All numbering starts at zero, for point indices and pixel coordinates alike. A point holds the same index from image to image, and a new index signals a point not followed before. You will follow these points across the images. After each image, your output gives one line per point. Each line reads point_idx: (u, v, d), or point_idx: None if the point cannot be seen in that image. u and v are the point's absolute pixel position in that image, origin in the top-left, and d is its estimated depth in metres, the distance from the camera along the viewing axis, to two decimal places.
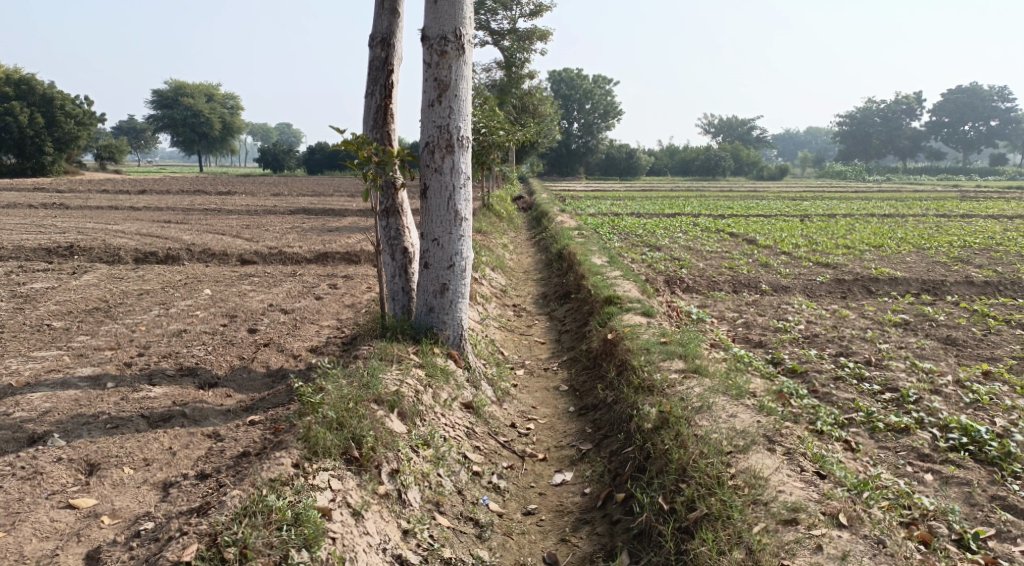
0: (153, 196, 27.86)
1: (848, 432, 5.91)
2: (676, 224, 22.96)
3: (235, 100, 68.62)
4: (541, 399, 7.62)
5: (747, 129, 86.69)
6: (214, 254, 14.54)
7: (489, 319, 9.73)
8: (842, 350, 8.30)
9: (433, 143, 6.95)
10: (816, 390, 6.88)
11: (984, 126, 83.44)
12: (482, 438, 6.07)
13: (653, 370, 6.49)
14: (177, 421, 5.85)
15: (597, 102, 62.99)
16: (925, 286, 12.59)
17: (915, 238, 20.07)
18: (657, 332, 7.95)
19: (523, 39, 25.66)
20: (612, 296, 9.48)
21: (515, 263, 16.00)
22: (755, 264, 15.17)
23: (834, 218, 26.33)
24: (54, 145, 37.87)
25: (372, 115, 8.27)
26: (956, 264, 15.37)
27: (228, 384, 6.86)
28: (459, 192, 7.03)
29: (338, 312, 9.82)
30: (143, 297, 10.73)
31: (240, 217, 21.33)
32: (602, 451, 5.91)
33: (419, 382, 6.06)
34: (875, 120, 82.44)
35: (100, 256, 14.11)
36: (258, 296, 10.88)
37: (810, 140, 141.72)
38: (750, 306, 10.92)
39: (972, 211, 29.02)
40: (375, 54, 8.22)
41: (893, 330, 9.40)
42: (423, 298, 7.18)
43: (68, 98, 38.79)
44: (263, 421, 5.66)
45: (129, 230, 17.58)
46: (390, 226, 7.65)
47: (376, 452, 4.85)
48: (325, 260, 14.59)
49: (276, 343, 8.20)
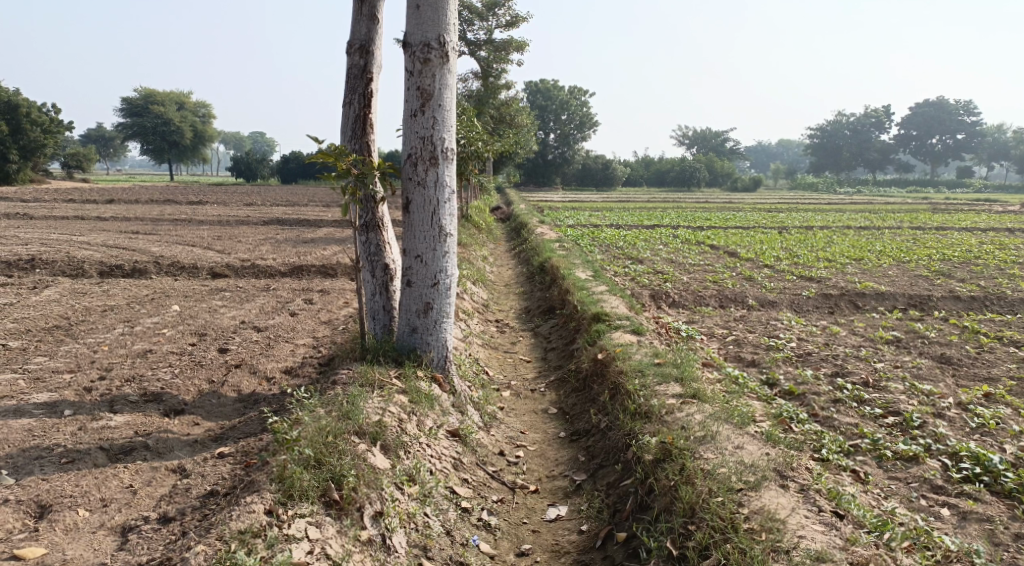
0: (121, 206, 27.04)
1: (855, 461, 5.64)
2: (656, 236, 22.75)
3: (207, 109, 67.59)
4: (530, 423, 7.25)
5: (720, 141, 87.45)
6: (183, 267, 13.98)
7: (472, 337, 9.34)
8: (838, 370, 8.05)
9: (416, 154, 6.59)
10: (817, 413, 6.60)
11: (951, 139, 85.08)
12: (470, 470, 5.70)
13: (649, 396, 6.15)
14: (139, 453, 5.40)
15: (573, 113, 63.08)
16: (911, 301, 12.46)
17: (894, 251, 20.07)
18: (650, 352, 7.63)
19: (499, 50, 25.62)
20: (599, 313, 9.16)
21: (495, 276, 15.63)
22: (739, 278, 14.97)
23: (811, 230, 26.40)
24: (20, 153, 36.82)
25: (350, 126, 7.88)
26: (937, 278, 15.34)
27: (196, 411, 6.40)
28: (443, 207, 6.68)
29: (314, 329, 9.37)
30: (107, 314, 10.19)
31: (211, 228, 20.71)
32: (599, 483, 5.57)
33: (402, 411, 5.67)
34: (846, 133, 83.71)
35: (63, 270, 13.49)
36: (230, 312, 10.39)
37: (782, 152, 143.70)
38: (739, 322, 10.67)
39: (945, 224, 29.29)
40: (354, 62, 7.85)
41: (886, 348, 9.20)
42: (405, 318, 6.79)
43: (34, 106, 37.78)
44: (233, 454, 5.24)
45: (94, 242, 16.90)
46: (369, 242, 7.26)
47: (358, 492, 4.45)
48: (300, 273, 14.11)
49: (248, 364, 7.75)
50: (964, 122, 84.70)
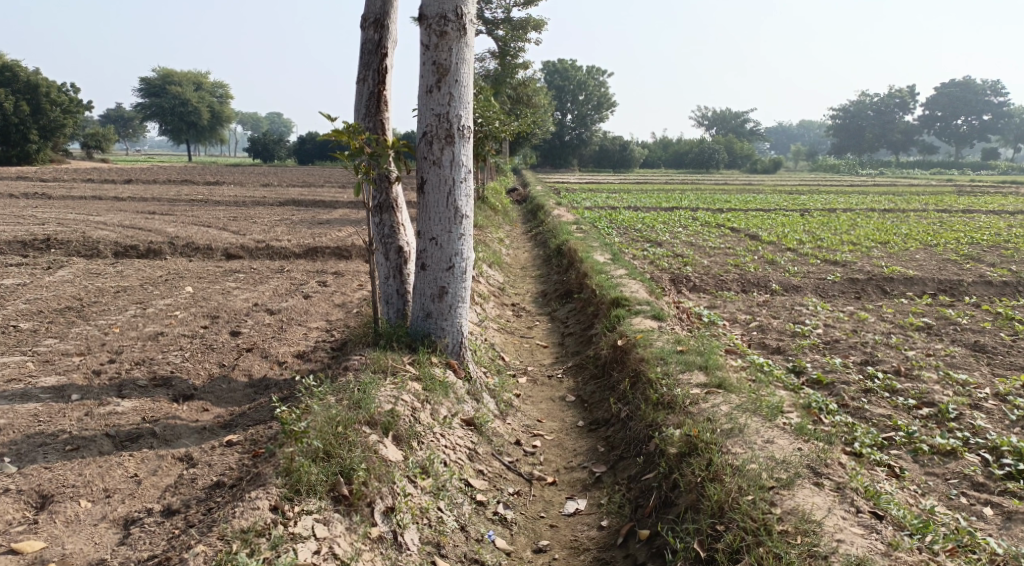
0: (139, 187, 27.04)
1: (889, 455, 5.42)
2: (675, 218, 22.36)
3: (224, 89, 67.52)
4: (547, 411, 7.04)
5: (740, 122, 86.26)
6: (198, 248, 13.86)
7: (488, 321, 9.14)
8: (868, 358, 7.75)
9: (431, 132, 6.33)
10: (847, 404, 6.35)
11: (977, 120, 83.24)
12: (485, 461, 5.50)
13: (672, 385, 5.91)
14: (145, 441, 5.26)
15: (591, 94, 62.37)
16: (941, 286, 12.07)
17: (921, 234, 19.57)
18: (672, 338, 7.38)
19: (517, 28, 25.14)
20: (619, 297, 8.90)
21: (512, 258, 15.38)
22: (761, 261, 14.62)
23: (834, 213, 25.89)
24: (39, 133, 36.86)
25: (364, 103, 7.64)
26: (967, 262, 14.90)
27: (205, 397, 6.25)
28: (459, 187, 6.43)
29: (327, 312, 9.19)
30: (119, 295, 10.08)
31: (227, 209, 20.60)
32: (619, 476, 5.36)
33: (416, 399, 5.49)
34: (869, 113, 82.18)
35: (78, 250, 13.41)
36: (243, 294, 10.25)
37: (802, 133, 141.65)
38: (762, 307, 10.37)
39: (972, 207, 28.57)
40: (368, 37, 7.59)
41: (917, 335, 8.88)
42: (419, 302, 6.57)
43: (53, 86, 37.82)
44: (242, 443, 5.07)
45: (111, 222, 16.84)
46: (383, 224, 7.05)
47: (368, 486, 4.27)
48: (315, 255, 13.95)
49: (259, 348, 7.59)
50: (990, 102, 82.76)
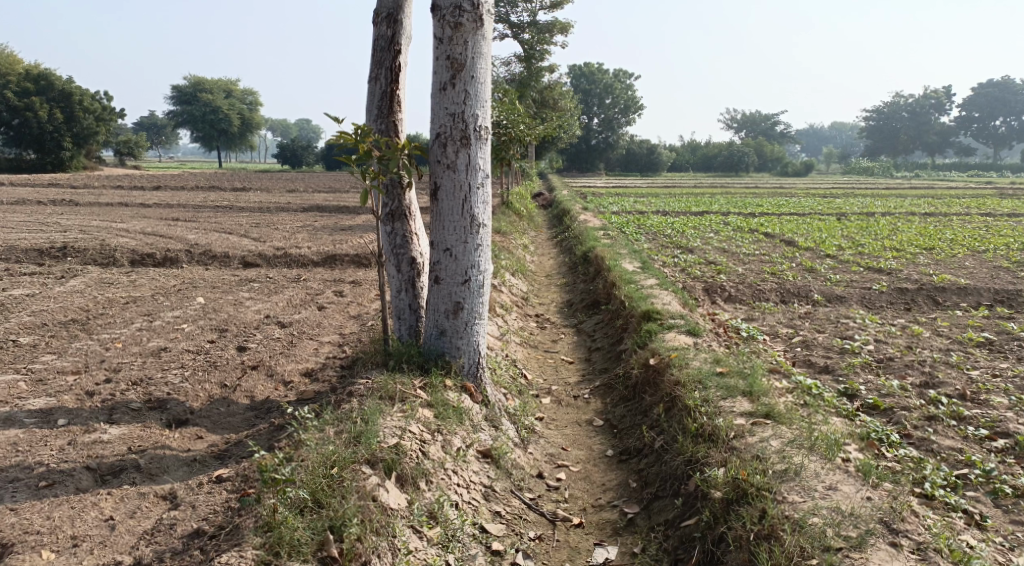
0: (167, 193, 26.96)
1: (966, 498, 4.73)
2: (705, 224, 21.57)
3: (254, 96, 67.91)
4: (573, 438, 6.43)
5: (771, 124, 84.83)
6: (215, 256, 13.48)
7: (509, 335, 8.54)
8: (927, 380, 7.01)
9: (445, 133, 5.76)
10: (910, 434, 5.65)
11: (1016, 121, 80.79)
12: (504, 499, 4.95)
13: (714, 414, 5.25)
14: (128, 475, 4.77)
15: (617, 97, 61.68)
16: (998, 296, 11.21)
17: (966, 239, 18.62)
18: (711, 357, 6.72)
19: (543, 31, 24.58)
20: (650, 311, 8.25)
21: (536, 266, 14.80)
22: (800, 269, 13.83)
23: (872, 217, 24.91)
24: (73, 140, 37.11)
25: (376, 104, 7.10)
26: (1019, 270, 13.98)
27: (200, 422, 5.73)
28: (476, 194, 5.86)
29: (341, 326, 8.67)
30: (128, 307, 9.67)
31: (250, 215, 20.28)
32: (654, 520, 4.78)
33: (426, 430, 4.93)
34: (904, 114, 80.20)
35: (94, 258, 13.09)
36: (255, 305, 9.77)
37: (833, 136, 139.26)
38: (804, 320, 9.64)
39: (1016, 211, 27.34)
40: (380, 33, 7.04)
41: (979, 352, 8.11)
42: (433, 319, 6.00)
43: (87, 94, 38.10)
44: (232, 479, 4.54)
45: (133, 229, 16.60)
46: (395, 233, 6.50)
47: (363, 544, 3.82)
48: (333, 263, 13.48)
49: (265, 365, 7.08)
50: None
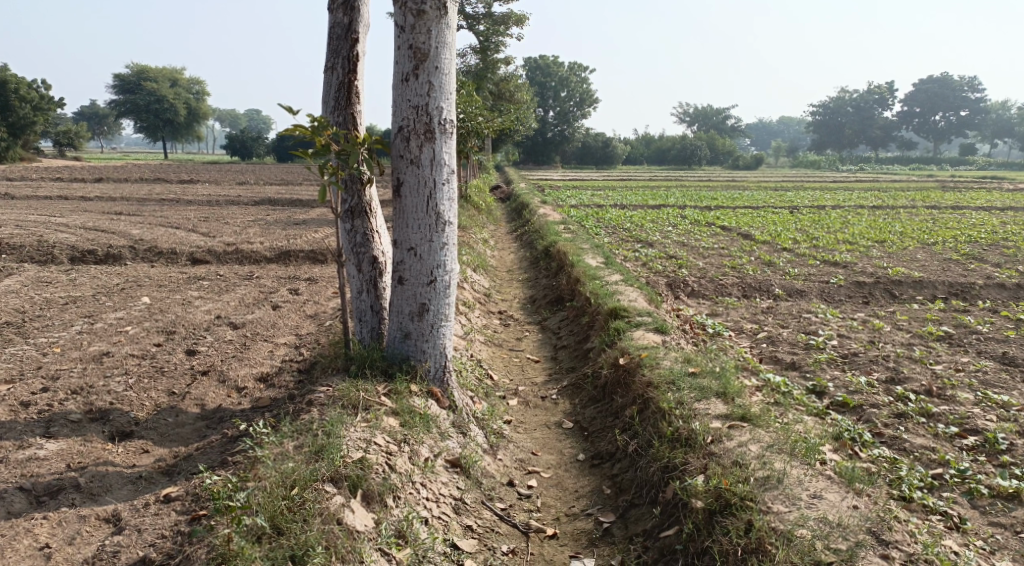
0: (111, 185, 25.89)
1: (943, 499, 4.69)
2: (663, 217, 21.62)
3: (201, 86, 65.93)
4: (543, 441, 6.23)
5: (722, 118, 86.04)
6: (161, 252, 12.87)
7: (473, 333, 8.29)
8: (893, 375, 7.02)
9: (408, 127, 5.48)
10: (881, 432, 5.60)
11: (955, 116, 83.57)
12: (475, 512, 4.73)
13: (689, 417, 5.11)
14: (67, 495, 4.39)
15: (573, 90, 61.79)
16: (952, 289, 11.39)
17: (915, 232, 19.05)
18: (681, 356, 6.58)
19: (499, 23, 24.21)
20: (617, 308, 8.08)
21: (497, 261, 14.57)
22: (759, 263, 13.90)
23: (823, 210, 25.38)
24: (8, 131, 35.35)
25: (333, 95, 6.76)
26: (969, 263, 14.28)
27: (147, 434, 5.36)
28: (441, 190, 5.59)
29: (298, 326, 8.29)
30: (68, 308, 9.10)
31: (199, 209, 19.54)
32: (631, 530, 4.64)
33: (392, 441, 4.68)
34: (849, 109, 82.28)
35: (30, 256, 12.36)
36: (205, 305, 9.30)
37: (782, 130, 142.26)
38: (768, 315, 9.63)
39: (959, 203, 28.16)
40: (336, 20, 6.69)
41: (939, 346, 8.19)
42: (396, 322, 5.73)
43: (23, 82, 36.20)
44: (182, 498, 4.21)
45: (73, 224, 15.79)
46: (355, 231, 6.18)
47: None
48: (287, 259, 13.00)
49: (216, 370, 6.70)
50: (968, 98, 83.02)
